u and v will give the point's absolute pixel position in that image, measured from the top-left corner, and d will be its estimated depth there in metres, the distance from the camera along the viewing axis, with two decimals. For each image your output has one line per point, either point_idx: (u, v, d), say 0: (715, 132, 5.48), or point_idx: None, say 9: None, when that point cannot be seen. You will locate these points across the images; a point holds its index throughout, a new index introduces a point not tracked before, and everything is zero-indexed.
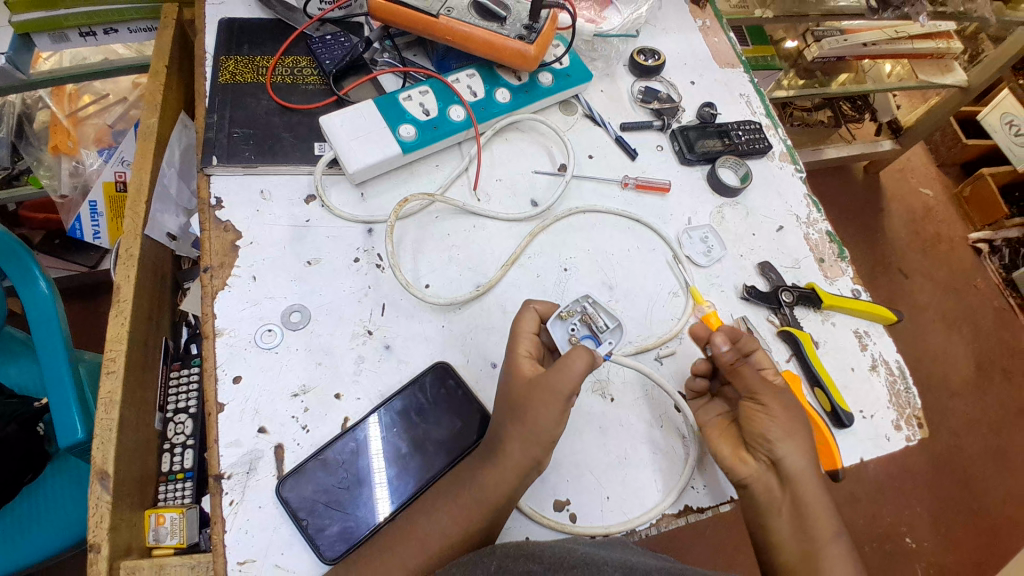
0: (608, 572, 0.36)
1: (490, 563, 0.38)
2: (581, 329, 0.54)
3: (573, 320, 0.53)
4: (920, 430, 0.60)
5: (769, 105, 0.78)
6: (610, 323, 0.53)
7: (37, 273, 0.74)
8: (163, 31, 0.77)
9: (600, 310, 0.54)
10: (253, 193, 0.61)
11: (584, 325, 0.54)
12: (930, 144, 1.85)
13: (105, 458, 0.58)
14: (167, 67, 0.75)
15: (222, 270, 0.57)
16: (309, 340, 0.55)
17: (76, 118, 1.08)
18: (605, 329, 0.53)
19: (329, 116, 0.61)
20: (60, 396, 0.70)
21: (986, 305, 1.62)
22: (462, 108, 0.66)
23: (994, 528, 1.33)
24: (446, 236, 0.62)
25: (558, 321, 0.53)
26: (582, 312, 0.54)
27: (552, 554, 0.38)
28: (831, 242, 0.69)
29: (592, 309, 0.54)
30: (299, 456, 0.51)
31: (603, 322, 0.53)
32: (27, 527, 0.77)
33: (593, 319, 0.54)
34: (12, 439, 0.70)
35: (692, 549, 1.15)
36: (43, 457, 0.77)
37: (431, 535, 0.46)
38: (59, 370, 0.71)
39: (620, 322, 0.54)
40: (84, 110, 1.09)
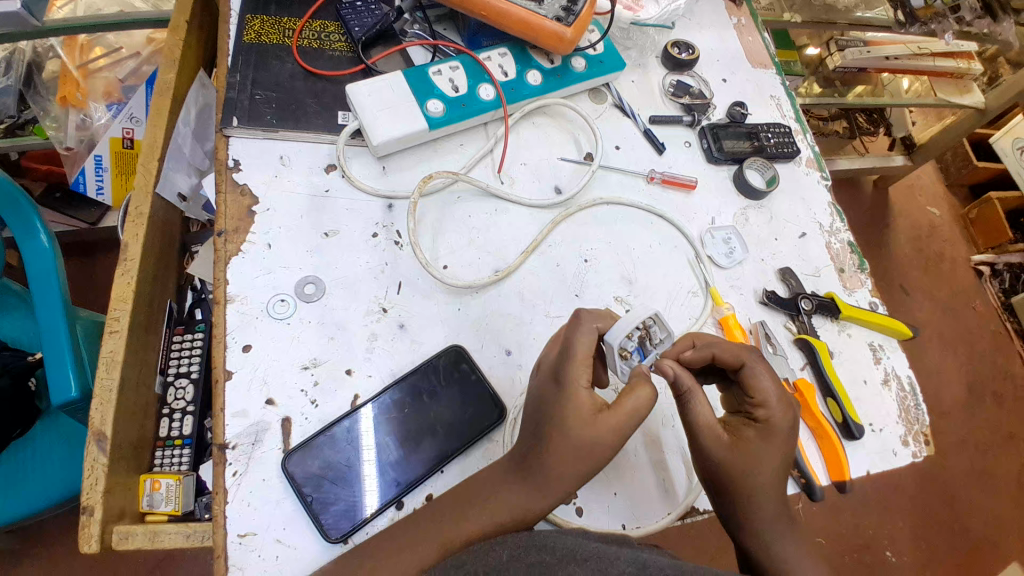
0: (620, 567, 0.35)
1: (502, 553, 0.38)
2: (635, 342, 0.51)
3: (631, 335, 0.50)
4: (927, 447, 0.60)
5: (798, 109, 0.77)
6: (664, 336, 0.52)
7: (37, 226, 0.72)
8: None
9: (658, 325, 0.52)
10: (272, 158, 0.60)
11: (639, 339, 0.51)
12: (941, 163, 1.85)
13: (103, 420, 0.58)
14: (187, 22, 0.73)
15: (236, 236, 0.56)
16: (322, 313, 0.54)
17: (86, 69, 1.05)
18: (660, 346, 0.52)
19: (356, 85, 0.60)
20: (55, 352, 0.69)
21: (984, 329, 1.62)
22: (492, 87, 0.64)
23: (973, 549, 1.34)
24: (466, 218, 0.61)
25: (621, 338, 0.49)
26: (642, 328, 0.51)
27: (562, 546, 0.38)
28: (852, 254, 0.68)
29: (651, 324, 0.52)
30: (306, 431, 0.50)
31: (658, 336, 0.52)
32: (16, 481, 0.76)
33: (648, 334, 0.52)
34: (6, 391, 0.69)
35: (674, 541, 1.15)
36: (33, 412, 0.75)
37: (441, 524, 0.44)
38: (56, 327, 0.70)
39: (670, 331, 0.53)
40: (95, 63, 1.06)
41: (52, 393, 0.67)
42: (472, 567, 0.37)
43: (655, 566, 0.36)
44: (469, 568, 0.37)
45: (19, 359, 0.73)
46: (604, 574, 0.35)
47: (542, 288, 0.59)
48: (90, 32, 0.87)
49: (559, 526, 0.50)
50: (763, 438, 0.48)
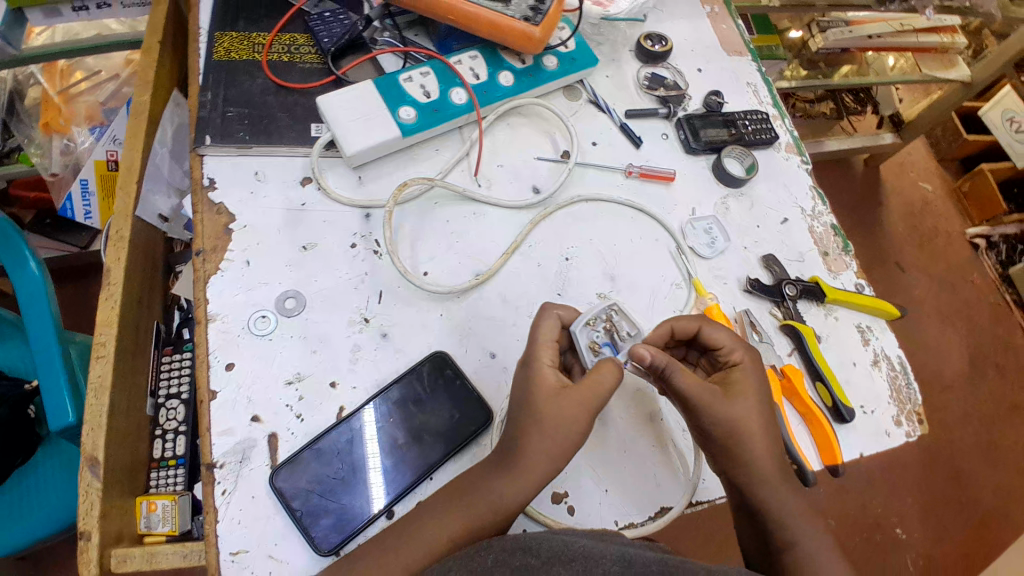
0: (604, 564, 0.35)
1: (487, 557, 0.38)
2: (603, 336, 0.53)
3: (597, 326, 0.53)
4: (920, 426, 0.59)
5: (776, 95, 0.77)
6: (630, 330, 0.54)
7: (27, 254, 0.72)
8: (158, 6, 0.75)
9: (622, 317, 0.54)
10: (247, 174, 0.60)
11: (606, 333, 0.53)
12: (931, 138, 1.84)
13: (95, 445, 0.57)
14: (160, 43, 0.73)
15: (215, 255, 0.56)
16: (304, 327, 0.54)
17: (67, 95, 1.05)
18: (627, 338, 0.53)
19: (326, 97, 0.59)
20: (50, 379, 0.69)
21: (981, 301, 1.62)
22: (463, 91, 0.64)
23: (983, 522, 1.34)
24: (445, 223, 0.60)
25: (583, 326, 0.52)
26: (607, 320, 0.53)
27: (548, 546, 0.38)
28: (835, 236, 0.68)
29: (615, 316, 0.54)
30: (292, 446, 0.50)
31: (625, 330, 0.54)
32: (19, 510, 0.76)
33: (614, 328, 0.54)
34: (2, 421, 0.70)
35: (680, 535, 1.14)
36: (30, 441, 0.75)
37: (431, 531, 0.44)
38: (50, 354, 0.70)
39: (640, 329, 0.54)
40: (76, 87, 1.06)
41: (50, 420, 0.68)
42: (460, 572, 0.37)
43: (640, 563, 0.36)
44: (457, 572, 0.37)
45: (17, 388, 0.73)
46: (589, 573, 0.35)
47: (524, 289, 0.59)
48: (48, 60, 0.85)
49: (548, 526, 0.49)
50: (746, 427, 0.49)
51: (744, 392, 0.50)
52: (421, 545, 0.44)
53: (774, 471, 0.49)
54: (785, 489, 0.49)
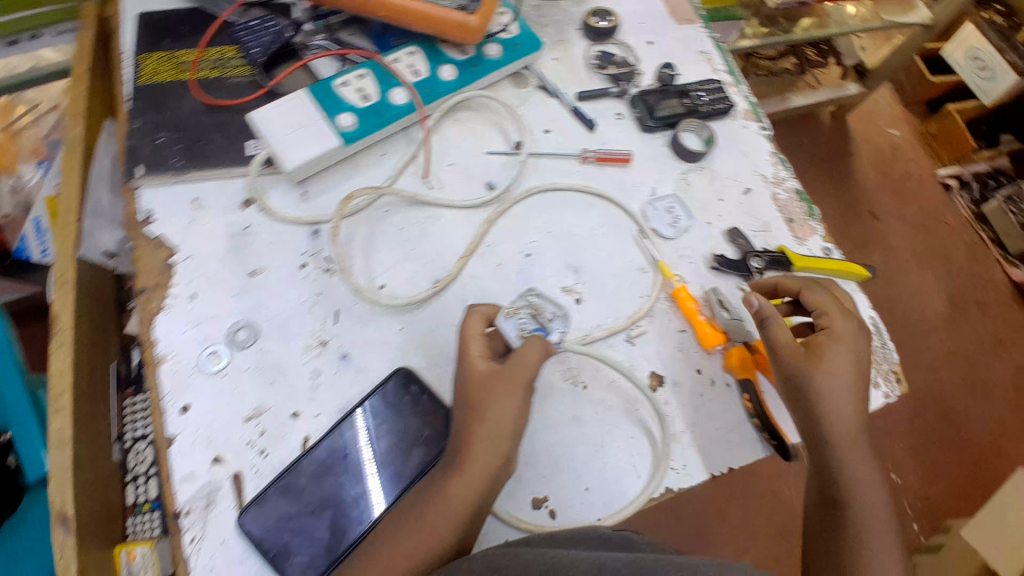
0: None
1: None
2: (529, 322, 0.52)
3: (520, 314, 0.52)
4: (899, 386, 0.59)
5: (730, 61, 0.75)
6: (555, 311, 0.54)
7: None
8: (81, 31, 0.70)
9: (543, 300, 0.54)
10: (184, 203, 0.57)
11: (531, 319, 0.52)
12: (896, 83, 1.82)
13: (64, 500, 0.55)
14: (89, 70, 0.68)
15: (158, 292, 0.53)
16: (259, 357, 0.52)
17: (11, 130, 1.00)
18: (553, 319, 0.52)
19: (259, 111, 0.56)
20: None
21: (957, 241, 1.62)
22: (403, 91, 0.61)
23: (978, 458, 1.36)
24: (397, 232, 0.58)
25: (507, 316, 0.51)
26: (529, 306, 0.53)
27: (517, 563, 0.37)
28: (800, 202, 0.66)
29: (536, 301, 0.54)
30: (259, 484, 0.48)
31: (550, 312, 0.53)
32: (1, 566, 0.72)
33: (539, 312, 0.53)
34: None
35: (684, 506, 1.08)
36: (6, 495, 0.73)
37: (401, 556, 0.42)
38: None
39: (565, 309, 0.54)
40: (20, 121, 1.00)
41: None
42: None
43: None
44: None
45: None
46: None
47: (486, 292, 0.57)
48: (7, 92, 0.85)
49: (523, 529, 0.49)
50: (818, 397, 0.53)
51: (831, 361, 0.53)
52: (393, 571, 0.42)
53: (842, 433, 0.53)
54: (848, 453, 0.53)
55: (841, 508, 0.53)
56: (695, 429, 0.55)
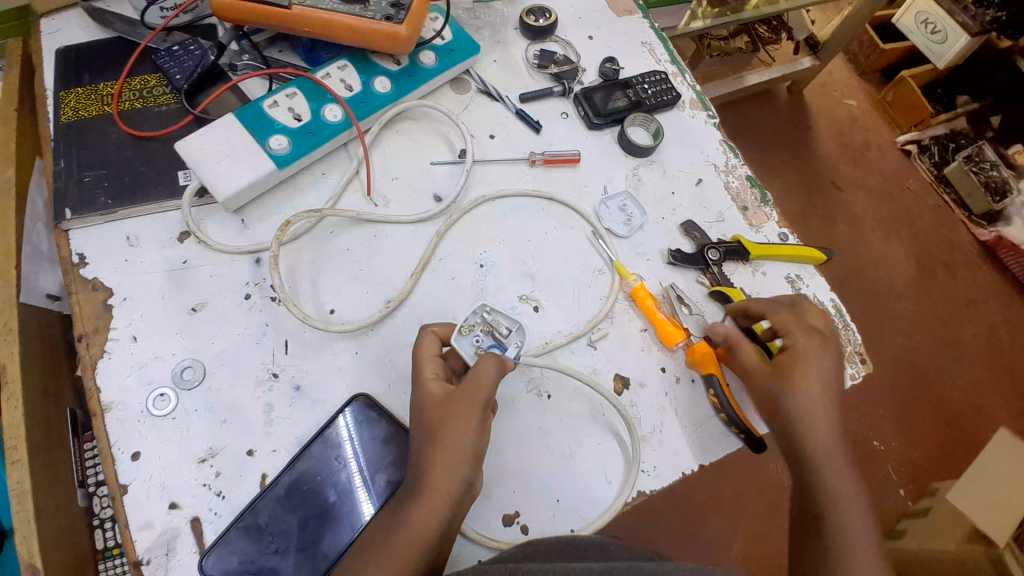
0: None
1: None
2: (486, 339, 0.49)
3: (477, 331, 0.49)
4: (863, 366, 0.59)
5: (673, 50, 0.74)
6: (512, 325, 0.50)
7: None
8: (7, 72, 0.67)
9: (499, 314, 0.50)
10: (119, 242, 0.54)
11: (487, 335, 0.49)
12: (849, 54, 1.84)
13: (30, 551, 0.53)
14: (17, 110, 0.65)
15: (99, 336, 0.51)
16: (209, 396, 0.50)
17: None
18: (509, 334, 0.49)
19: (186, 140, 0.54)
20: None
21: (921, 205, 1.65)
22: (338, 107, 0.59)
23: (956, 418, 1.39)
24: (345, 253, 0.57)
25: (461, 335, 0.49)
26: (484, 322, 0.49)
27: None
28: (752, 188, 0.66)
29: (492, 316, 0.50)
30: (219, 527, 0.46)
31: (505, 326, 0.49)
32: None
33: (495, 327, 0.49)
34: None
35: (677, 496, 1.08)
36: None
37: None
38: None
39: (522, 322, 0.50)
40: None
41: None
42: None
43: None
44: None
45: None
46: None
47: (441, 307, 0.56)
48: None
49: (493, 547, 0.48)
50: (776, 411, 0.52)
51: (799, 378, 0.52)
52: None
53: (820, 446, 0.51)
54: (826, 464, 0.51)
55: (822, 518, 0.50)
56: (662, 428, 0.54)
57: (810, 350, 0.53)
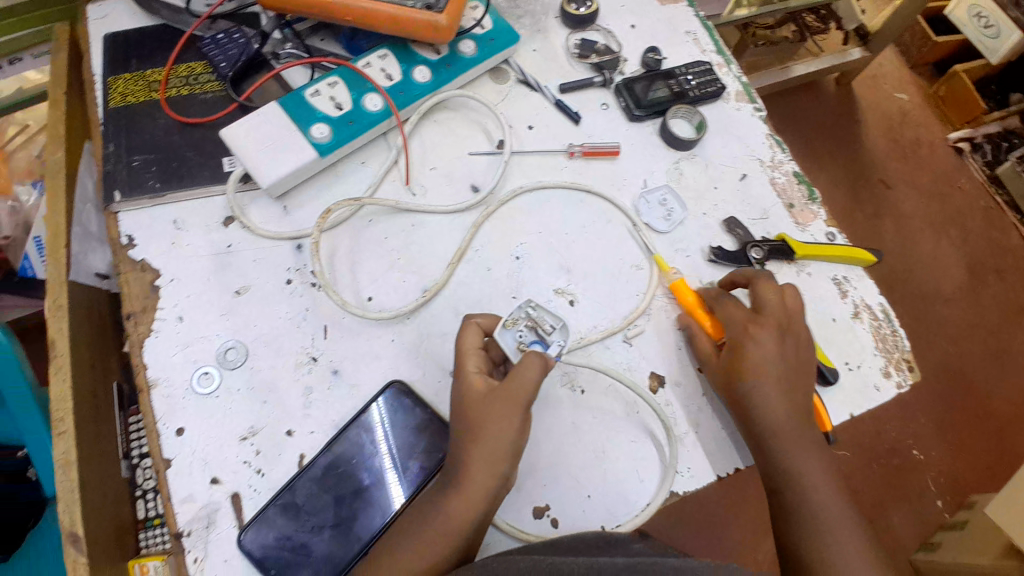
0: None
1: None
2: (528, 334, 0.49)
3: (520, 326, 0.49)
4: (911, 374, 0.57)
5: (719, 39, 0.72)
6: (556, 323, 0.49)
7: None
8: (56, 54, 0.69)
9: (543, 311, 0.50)
10: (166, 225, 0.56)
11: (531, 331, 0.49)
12: (900, 46, 1.76)
13: (72, 520, 0.54)
14: (66, 93, 0.67)
15: (146, 315, 0.52)
16: (250, 377, 0.51)
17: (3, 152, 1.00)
18: (552, 331, 0.48)
19: (231, 127, 0.55)
20: None
21: (971, 206, 1.57)
22: (378, 96, 0.59)
23: (1001, 429, 1.33)
24: (382, 242, 0.57)
25: (504, 328, 0.49)
26: (528, 318, 0.49)
27: None
28: (799, 184, 0.64)
29: (537, 312, 0.50)
30: (258, 504, 0.48)
31: (549, 324, 0.49)
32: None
33: (538, 324, 0.49)
34: None
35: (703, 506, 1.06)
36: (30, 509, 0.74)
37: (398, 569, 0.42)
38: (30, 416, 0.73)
39: (566, 320, 0.50)
40: (11, 143, 1.01)
41: None
42: None
43: None
44: None
45: None
46: None
47: (476, 298, 0.56)
48: (5, 111, 0.88)
49: (521, 538, 0.48)
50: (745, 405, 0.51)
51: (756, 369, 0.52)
52: None
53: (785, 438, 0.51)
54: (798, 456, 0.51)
55: None
56: (698, 427, 0.53)
57: (761, 341, 0.52)
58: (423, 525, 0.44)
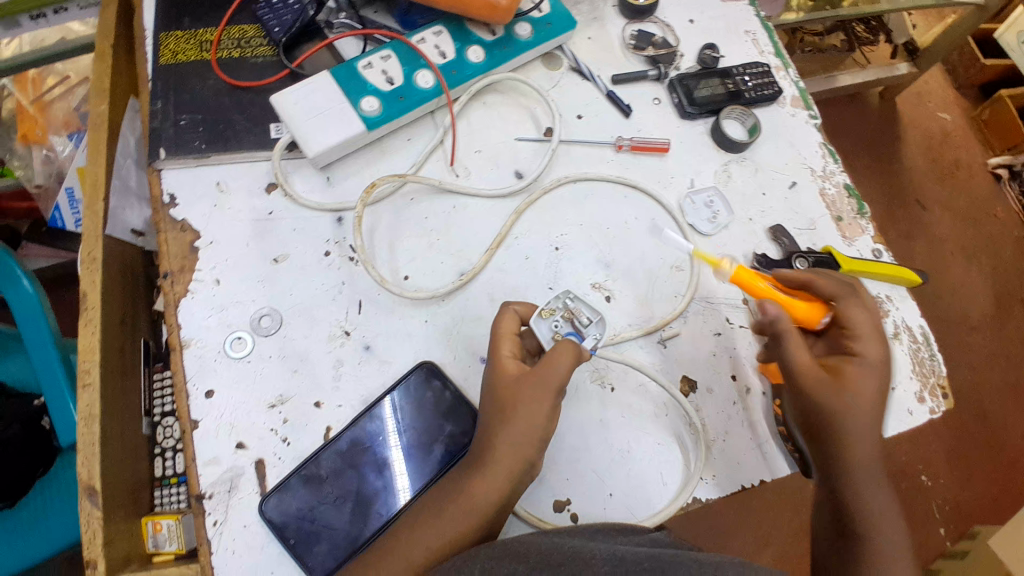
0: (595, 566, 0.35)
1: (476, 565, 0.36)
2: (564, 325, 0.48)
3: (556, 317, 0.49)
4: (946, 401, 0.56)
5: (778, 41, 0.70)
6: (593, 316, 0.49)
7: (18, 273, 0.71)
8: (107, 6, 0.69)
9: (581, 303, 0.49)
10: (208, 186, 0.56)
11: (567, 322, 0.49)
12: (947, 65, 1.71)
13: (91, 474, 0.54)
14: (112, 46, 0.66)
15: (183, 275, 0.52)
16: (283, 345, 0.51)
17: (41, 102, 0.99)
18: (588, 324, 0.48)
19: (281, 94, 0.54)
20: (54, 387, 0.70)
21: (1005, 234, 1.53)
22: (430, 73, 0.58)
23: (1013, 463, 1.30)
24: (422, 222, 0.56)
25: (540, 317, 0.48)
26: (565, 309, 0.49)
27: (539, 552, 0.36)
28: (849, 197, 0.62)
29: (574, 303, 0.49)
30: (281, 472, 0.48)
31: (586, 316, 0.48)
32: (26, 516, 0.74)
33: (575, 315, 0.49)
34: (14, 440, 0.70)
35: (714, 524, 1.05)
36: (43, 456, 0.74)
37: (417, 547, 0.42)
38: (52, 370, 0.70)
39: (603, 314, 0.49)
40: (50, 93, 0.99)
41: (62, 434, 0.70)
42: None
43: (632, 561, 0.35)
44: None
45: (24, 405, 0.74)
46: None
47: (512, 285, 0.55)
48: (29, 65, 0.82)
49: (540, 528, 0.47)
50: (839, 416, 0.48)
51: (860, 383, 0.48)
52: (413, 562, 0.41)
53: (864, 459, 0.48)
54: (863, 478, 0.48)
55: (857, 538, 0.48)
56: (726, 436, 0.52)
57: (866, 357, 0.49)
58: (445, 503, 0.43)
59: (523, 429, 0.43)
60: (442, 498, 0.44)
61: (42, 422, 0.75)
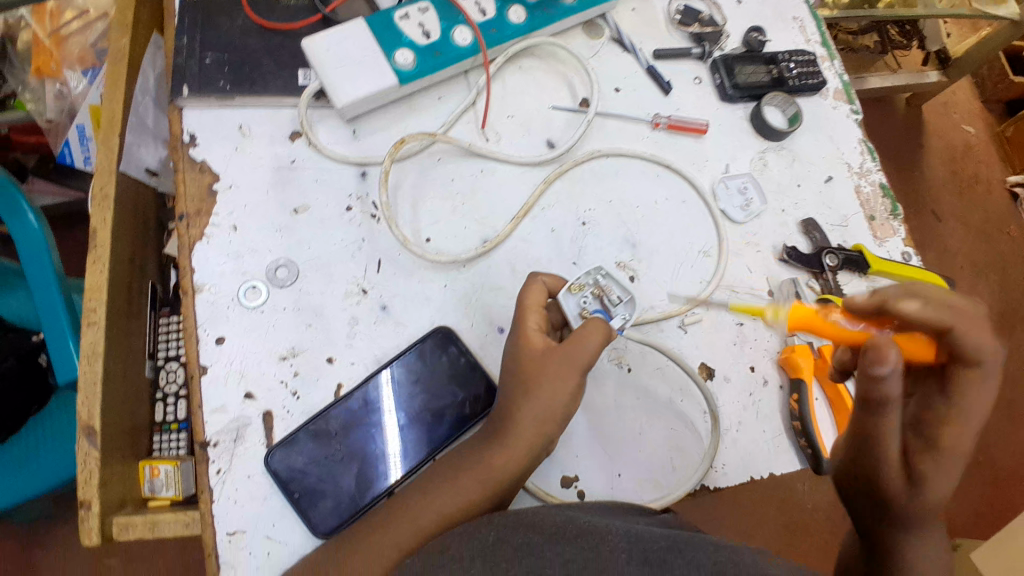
0: (611, 540, 0.34)
1: (489, 533, 0.36)
2: (592, 303, 0.48)
3: (585, 292, 0.48)
4: None
5: (825, 31, 0.67)
6: (623, 295, 0.47)
7: (24, 206, 0.69)
8: None
9: (613, 281, 0.48)
10: (231, 129, 0.54)
11: (596, 299, 0.48)
12: (977, 78, 1.68)
13: (91, 414, 0.54)
14: None
15: (199, 218, 0.51)
16: (298, 298, 0.50)
17: (59, 37, 0.93)
18: (618, 303, 0.47)
19: (313, 39, 0.52)
20: (54, 325, 0.68)
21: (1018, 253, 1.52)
22: (468, 30, 0.56)
23: (998, 480, 1.31)
24: (448, 184, 0.55)
25: (568, 291, 0.47)
26: (596, 285, 0.48)
27: (553, 523, 0.36)
28: (884, 197, 0.60)
29: (604, 280, 0.48)
30: (289, 425, 0.47)
31: (616, 295, 0.47)
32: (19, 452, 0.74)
33: (605, 292, 0.48)
34: (12, 373, 0.69)
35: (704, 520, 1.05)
36: (38, 393, 0.73)
37: (423, 511, 0.41)
38: (55, 310, 0.68)
39: (635, 294, 0.48)
40: (67, 27, 0.94)
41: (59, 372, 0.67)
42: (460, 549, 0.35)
43: (648, 540, 0.34)
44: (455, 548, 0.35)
45: (24, 340, 0.73)
46: (595, 549, 0.33)
47: (535, 257, 0.54)
48: None
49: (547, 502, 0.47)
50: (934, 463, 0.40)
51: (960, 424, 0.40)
52: (419, 526, 0.41)
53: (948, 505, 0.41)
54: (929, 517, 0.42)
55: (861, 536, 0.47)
56: (740, 427, 0.52)
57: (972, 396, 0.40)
58: (456, 470, 0.43)
59: (541, 402, 0.43)
60: (452, 464, 0.43)
61: (38, 359, 0.73)
